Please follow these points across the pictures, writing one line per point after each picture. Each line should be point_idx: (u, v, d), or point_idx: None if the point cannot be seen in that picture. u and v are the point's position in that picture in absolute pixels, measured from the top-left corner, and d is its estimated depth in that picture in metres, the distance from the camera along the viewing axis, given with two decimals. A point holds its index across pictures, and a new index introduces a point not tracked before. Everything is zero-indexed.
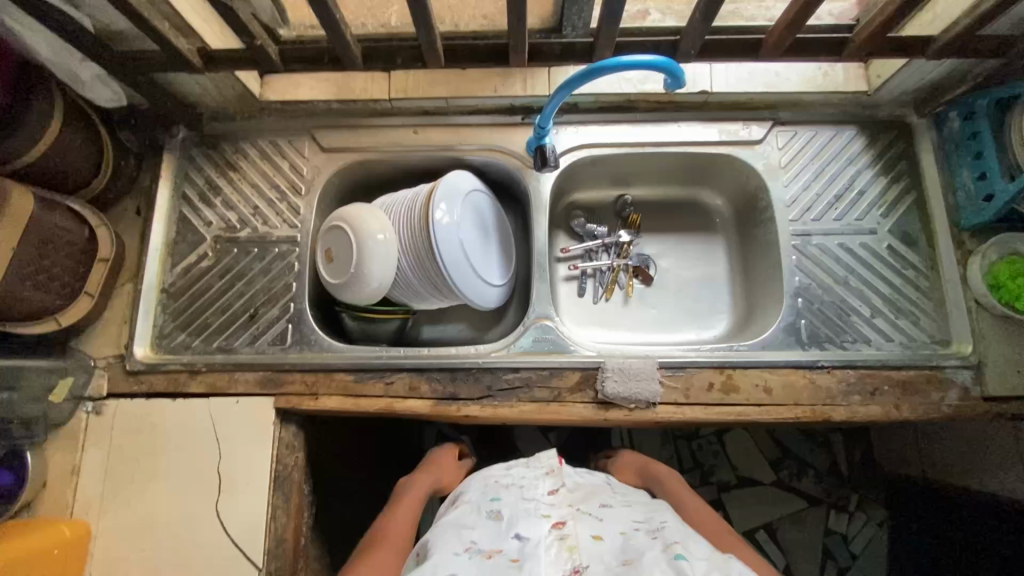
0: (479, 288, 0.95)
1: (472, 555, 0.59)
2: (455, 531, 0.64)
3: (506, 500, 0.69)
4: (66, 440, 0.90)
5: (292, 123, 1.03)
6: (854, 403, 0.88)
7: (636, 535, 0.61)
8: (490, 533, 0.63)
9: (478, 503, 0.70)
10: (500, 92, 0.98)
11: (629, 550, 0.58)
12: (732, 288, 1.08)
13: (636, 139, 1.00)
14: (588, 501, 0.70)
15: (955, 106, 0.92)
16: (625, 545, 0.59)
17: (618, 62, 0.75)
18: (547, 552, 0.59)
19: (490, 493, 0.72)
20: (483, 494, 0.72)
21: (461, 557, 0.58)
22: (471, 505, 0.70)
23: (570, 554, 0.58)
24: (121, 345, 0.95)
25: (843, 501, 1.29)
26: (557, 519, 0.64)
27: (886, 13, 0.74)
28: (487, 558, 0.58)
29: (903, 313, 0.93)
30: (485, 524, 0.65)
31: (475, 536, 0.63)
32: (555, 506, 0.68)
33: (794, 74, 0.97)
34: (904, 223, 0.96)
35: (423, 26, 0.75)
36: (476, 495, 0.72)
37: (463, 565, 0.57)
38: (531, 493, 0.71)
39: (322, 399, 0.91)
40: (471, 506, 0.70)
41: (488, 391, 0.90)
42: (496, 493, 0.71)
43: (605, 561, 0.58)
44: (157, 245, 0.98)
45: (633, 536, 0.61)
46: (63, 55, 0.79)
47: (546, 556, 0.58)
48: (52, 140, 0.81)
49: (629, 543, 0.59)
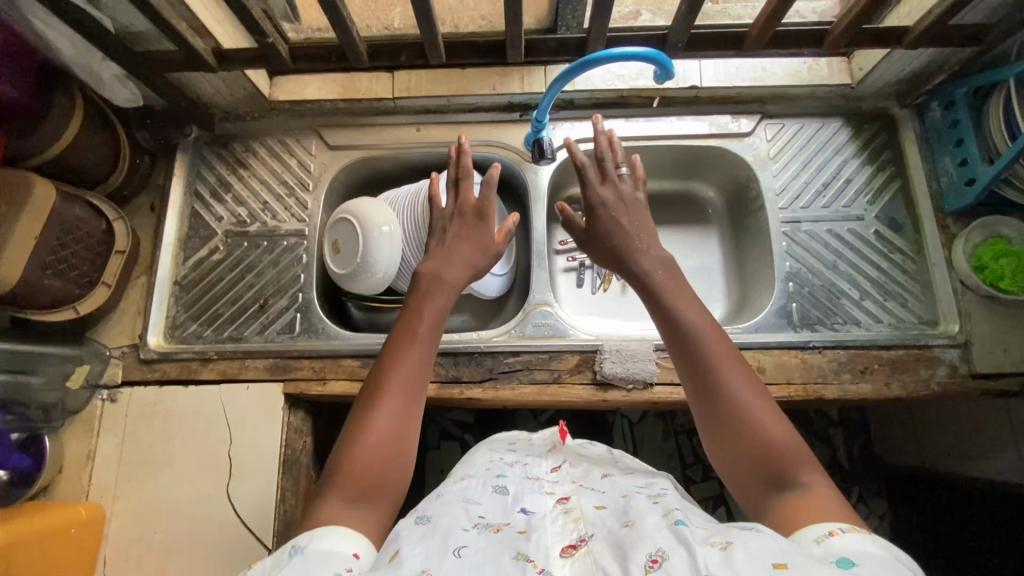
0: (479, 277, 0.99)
1: (480, 530, 0.59)
2: (463, 505, 0.64)
3: (510, 478, 0.71)
4: (83, 426, 0.93)
5: (299, 122, 1.07)
6: (845, 381, 0.91)
7: (637, 499, 0.63)
8: (496, 508, 0.64)
9: (483, 477, 0.72)
10: (499, 89, 1.02)
11: (630, 513, 0.59)
12: (726, 276, 1.11)
13: (629, 133, 1.04)
14: (590, 475, 0.72)
15: (935, 96, 0.96)
16: (627, 511, 0.60)
17: (611, 53, 0.79)
18: (552, 523, 0.60)
19: (495, 470, 0.73)
20: (488, 470, 0.74)
21: (470, 531, 0.58)
22: (477, 479, 0.71)
23: (575, 525, 0.59)
24: (135, 336, 0.98)
25: (844, 494, 1.30)
26: (561, 495, 0.66)
27: (860, 5, 0.78)
28: (494, 531, 0.59)
29: (891, 295, 0.96)
30: (490, 497, 0.67)
31: (482, 512, 0.63)
32: (558, 483, 0.70)
33: (779, 68, 1.01)
34: (891, 209, 0.99)
35: (425, 25, 0.79)
36: (482, 471, 0.74)
37: (473, 536, 0.57)
38: (535, 472, 0.74)
39: (329, 383, 0.94)
40: (476, 479, 0.71)
41: (490, 374, 0.93)
42: (501, 470, 0.74)
43: (607, 525, 0.58)
44: (171, 239, 1.02)
45: (634, 500, 0.63)
46: (85, 54, 0.83)
47: (552, 526, 0.60)
48: (72, 137, 0.86)
49: (630, 507, 0.61)
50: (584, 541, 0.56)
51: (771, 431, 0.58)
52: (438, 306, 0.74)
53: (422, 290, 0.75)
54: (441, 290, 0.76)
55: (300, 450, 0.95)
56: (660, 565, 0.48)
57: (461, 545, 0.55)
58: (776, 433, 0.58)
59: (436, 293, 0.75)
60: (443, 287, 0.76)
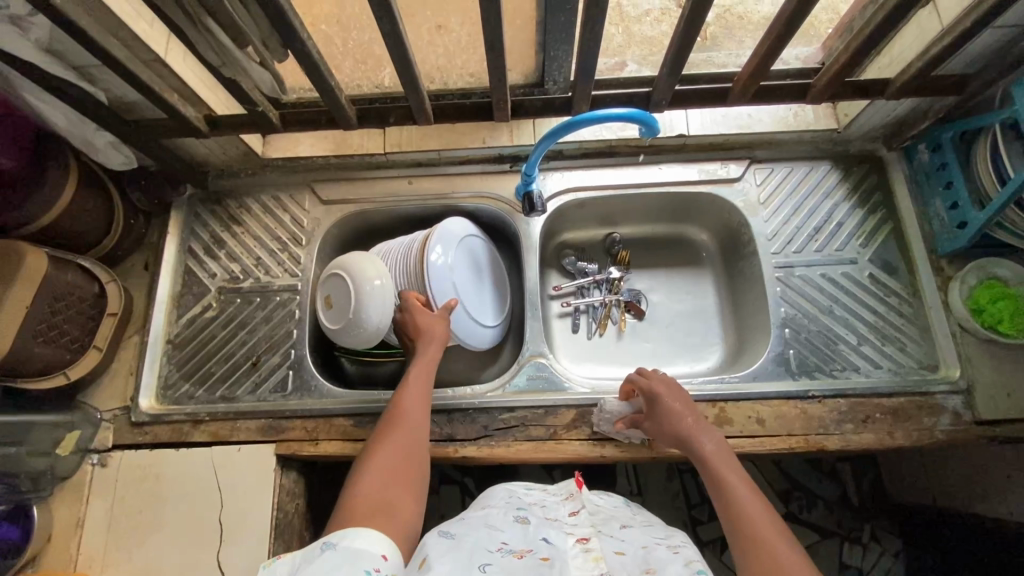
0: (470, 331, 0.98)
1: (504, 552, 0.59)
2: (486, 530, 0.64)
3: (532, 512, 0.70)
4: (73, 492, 0.92)
5: (292, 178, 1.08)
6: (847, 431, 0.89)
7: (657, 550, 0.63)
8: (517, 534, 0.64)
9: (505, 508, 0.71)
10: (488, 142, 1.04)
11: (652, 560, 0.60)
12: (722, 320, 1.10)
13: (619, 181, 1.04)
14: (609, 523, 0.71)
15: (922, 139, 0.96)
16: (647, 557, 0.61)
17: (595, 115, 0.81)
18: (574, 560, 0.60)
19: (516, 503, 0.73)
20: (508, 501, 0.73)
21: (494, 553, 0.59)
22: (498, 510, 0.70)
23: (596, 563, 0.59)
24: (126, 398, 0.98)
25: (855, 533, 1.26)
26: (580, 536, 0.65)
27: (841, 60, 0.79)
28: (518, 556, 0.59)
29: (889, 340, 0.95)
30: (512, 526, 0.66)
31: (505, 537, 0.63)
32: (577, 524, 0.68)
33: (766, 115, 1.02)
34: (884, 252, 0.99)
35: (413, 91, 0.81)
36: (502, 503, 0.73)
37: (498, 557, 0.58)
38: (554, 514, 0.72)
39: (322, 444, 0.92)
40: (498, 510, 0.70)
41: (483, 432, 0.92)
42: (521, 504, 0.72)
43: (628, 571, 0.59)
44: (164, 297, 1.02)
45: (654, 549, 0.63)
46: (79, 125, 0.84)
47: (573, 564, 0.59)
48: (65, 205, 0.87)
49: (650, 556, 0.61)
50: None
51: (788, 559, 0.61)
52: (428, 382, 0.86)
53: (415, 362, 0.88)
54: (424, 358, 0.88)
55: (292, 513, 0.93)
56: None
57: (486, 562, 0.57)
58: (794, 561, 0.61)
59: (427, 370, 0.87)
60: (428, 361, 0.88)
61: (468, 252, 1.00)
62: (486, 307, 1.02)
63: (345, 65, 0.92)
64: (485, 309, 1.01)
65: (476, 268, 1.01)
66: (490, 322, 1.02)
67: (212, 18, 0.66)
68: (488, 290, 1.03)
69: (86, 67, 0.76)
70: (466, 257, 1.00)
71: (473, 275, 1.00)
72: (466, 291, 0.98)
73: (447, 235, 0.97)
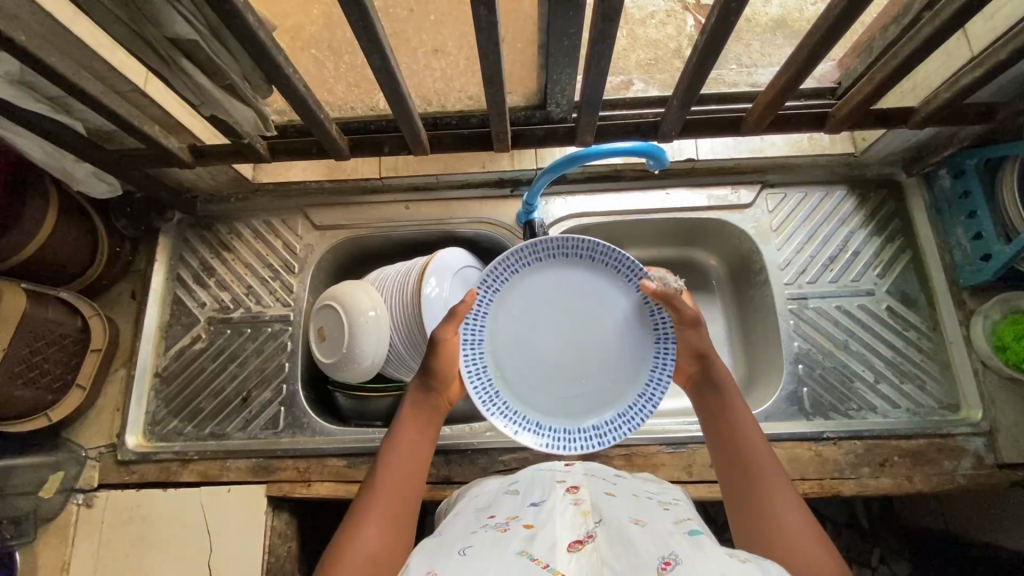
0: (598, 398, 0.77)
1: (487, 530, 0.56)
2: (477, 514, 0.62)
3: (523, 480, 0.68)
4: (57, 535, 0.88)
5: (284, 202, 1.04)
6: (863, 476, 0.85)
7: (649, 506, 0.60)
8: (505, 509, 0.61)
9: (497, 489, 0.69)
10: (488, 167, 1.00)
11: (642, 514, 0.57)
12: (732, 349, 1.06)
13: (624, 207, 1.00)
14: (603, 470, 0.69)
15: (945, 164, 0.92)
16: (639, 511, 0.57)
17: (601, 150, 0.77)
18: (562, 517, 0.56)
19: (508, 479, 0.70)
20: (502, 481, 0.71)
21: (477, 533, 0.55)
22: (490, 491, 0.69)
23: (584, 520, 0.55)
24: (113, 435, 0.94)
25: (863, 556, 1.17)
26: (571, 486, 0.62)
27: (863, 92, 0.75)
28: (501, 530, 0.55)
29: (908, 377, 0.90)
30: (502, 502, 0.64)
31: (492, 516, 0.60)
32: (569, 473, 0.66)
33: (778, 138, 0.98)
34: (903, 283, 0.94)
35: (405, 121, 0.76)
36: (495, 484, 0.71)
37: (480, 536, 0.54)
38: (549, 466, 0.70)
39: (315, 485, 0.89)
40: (491, 493, 0.68)
41: (483, 474, 0.88)
42: (514, 477, 0.70)
43: (617, 520, 0.54)
44: (151, 328, 0.99)
45: (647, 505, 0.60)
46: (56, 157, 0.80)
47: (562, 520, 0.55)
48: (45, 237, 0.83)
49: (642, 511, 0.58)
50: (591, 537, 0.52)
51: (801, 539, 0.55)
52: (426, 426, 0.71)
53: (404, 411, 0.72)
54: (429, 405, 0.73)
55: (285, 557, 0.89)
56: (673, 567, 0.46)
57: (467, 546, 0.53)
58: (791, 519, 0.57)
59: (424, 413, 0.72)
60: (428, 409, 0.72)
61: (541, 290, 0.79)
62: (530, 375, 0.78)
63: (338, 89, 0.84)
64: (539, 379, 0.78)
65: (537, 315, 0.79)
66: (511, 398, 0.77)
67: (187, 58, 0.62)
68: (505, 349, 0.78)
69: (61, 98, 0.72)
70: (567, 298, 0.79)
71: (554, 324, 0.79)
72: (603, 345, 0.78)
73: (597, 264, 0.78)
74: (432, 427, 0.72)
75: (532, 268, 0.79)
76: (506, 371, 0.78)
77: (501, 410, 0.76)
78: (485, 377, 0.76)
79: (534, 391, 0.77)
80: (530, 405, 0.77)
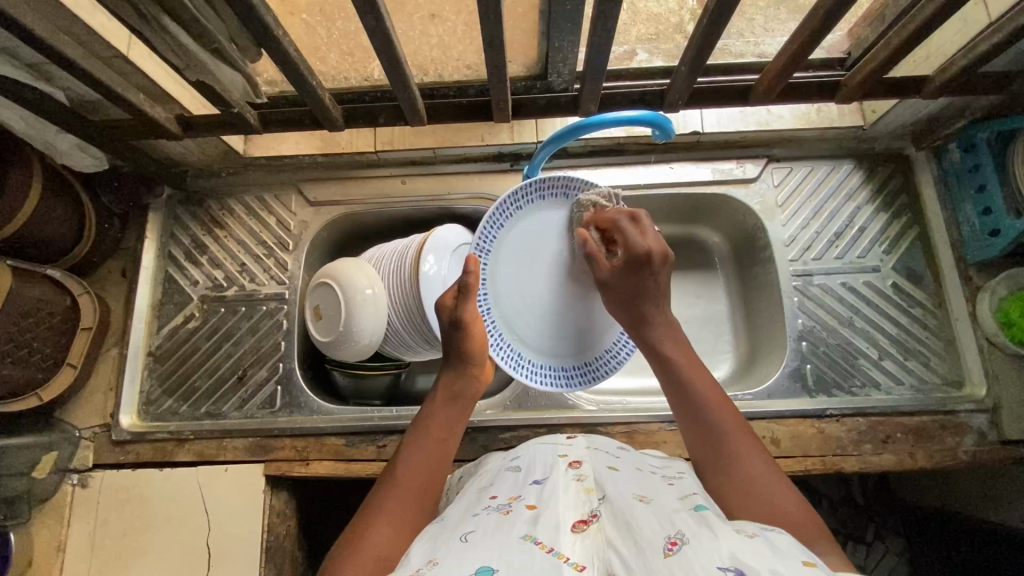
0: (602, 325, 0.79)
1: (489, 512, 0.55)
2: (479, 493, 0.61)
3: (525, 455, 0.67)
4: (53, 514, 0.87)
5: (277, 177, 1.01)
6: (865, 452, 0.85)
7: (655, 482, 0.59)
8: (507, 488, 0.60)
9: (500, 465, 0.68)
10: (487, 140, 0.96)
11: (648, 491, 0.56)
12: (733, 326, 1.05)
13: (626, 182, 0.97)
14: (607, 443, 0.68)
15: (955, 138, 0.89)
16: (644, 488, 0.56)
17: (606, 118, 0.74)
18: (565, 494, 0.55)
19: (510, 455, 0.69)
20: (505, 456, 0.70)
21: (479, 516, 0.54)
22: (492, 467, 0.68)
23: (589, 498, 0.53)
24: (107, 414, 0.93)
25: (857, 531, 1.18)
26: (574, 461, 0.61)
27: (876, 60, 0.72)
28: (504, 512, 0.54)
29: (912, 354, 0.90)
30: (504, 478, 0.63)
31: (494, 496, 0.59)
32: (573, 446, 0.65)
33: (786, 110, 0.94)
34: (910, 260, 0.93)
35: (400, 86, 0.73)
36: (497, 460, 0.70)
37: (483, 520, 0.53)
38: (553, 440, 0.69)
39: (313, 464, 0.88)
40: (493, 468, 0.67)
41: (482, 452, 0.87)
42: (516, 452, 0.69)
43: (622, 497, 0.53)
44: (143, 307, 0.97)
45: (651, 481, 0.59)
46: (38, 127, 0.76)
47: (565, 498, 0.54)
48: (31, 211, 0.80)
49: (647, 487, 0.57)
50: (596, 517, 0.50)
51: (783, 501, 0.57)
52: (455, 419, 0.71)
53: (436, 401, 0.72)
54: (466, 396, 0.72)
55: (284, 535, 0.89)
56: (680, 547, 0.45)
57: (470, 531, 0.52)
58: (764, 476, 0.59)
59: (454, 405, 0.71)
60: (464, 401, 0.72)
61: (525, 239, 0.77)
62: (540, 324, 0.78)
63: (330, 58, 0.80)
64: (551, 325, 0.78)
65: (525, 263, 0.77)
66: (533, 348, 0.78)
67: (170, 18, 0.59)
68: (508, 303, 0.77)
69: (40, 64, 0.69)
70: (548, 237, 0.78)
71: (543, 265, 0.78)
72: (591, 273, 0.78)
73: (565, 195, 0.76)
74: (462, 420, 0.72)
75: (513, 219, 0.76)
76: (520, 329, 0.77)
77: (530, 369, 0.77)
78: (505, 342, 0.77)
79: (548, 338, 0.78)
80: (550, 353, 0.78)
